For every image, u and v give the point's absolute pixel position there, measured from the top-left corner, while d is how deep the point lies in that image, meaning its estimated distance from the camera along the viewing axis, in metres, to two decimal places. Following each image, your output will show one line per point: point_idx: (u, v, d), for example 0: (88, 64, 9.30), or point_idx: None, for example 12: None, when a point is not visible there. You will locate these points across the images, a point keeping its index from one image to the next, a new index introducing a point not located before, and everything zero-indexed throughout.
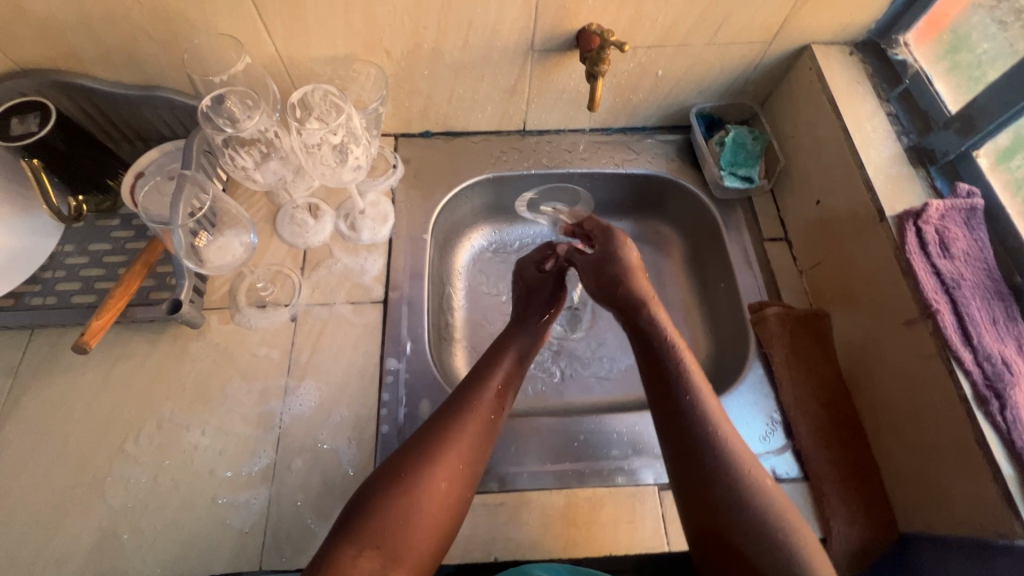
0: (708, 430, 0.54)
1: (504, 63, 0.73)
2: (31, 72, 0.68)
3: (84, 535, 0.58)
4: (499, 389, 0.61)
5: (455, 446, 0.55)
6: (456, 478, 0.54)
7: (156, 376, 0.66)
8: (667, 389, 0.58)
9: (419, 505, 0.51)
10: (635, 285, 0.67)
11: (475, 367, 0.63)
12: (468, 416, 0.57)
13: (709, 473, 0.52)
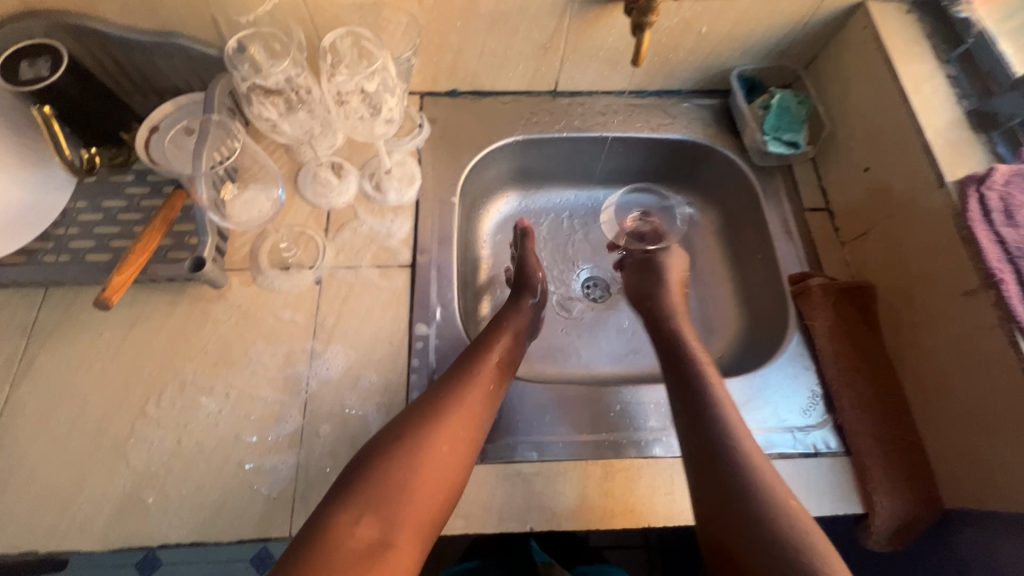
0: (715, 409, 0.57)
1: (541, 14, 0.69)
2: (40, 14, 0.63)
3: (107, 498, 0.56)
4: (499, 361, 0.62)
5: (453, 414, 0.55)
6: (458, 446, 0.54)
7: (177, 338, 0.63)
8: (676, 372, 0.62)
9: (419, 472, 0.51)
10: (669, 301, 0.71)
11: (476, 340, 0.64)
12: (466, 386, 0.58)
13: (715, 449, 0.54)
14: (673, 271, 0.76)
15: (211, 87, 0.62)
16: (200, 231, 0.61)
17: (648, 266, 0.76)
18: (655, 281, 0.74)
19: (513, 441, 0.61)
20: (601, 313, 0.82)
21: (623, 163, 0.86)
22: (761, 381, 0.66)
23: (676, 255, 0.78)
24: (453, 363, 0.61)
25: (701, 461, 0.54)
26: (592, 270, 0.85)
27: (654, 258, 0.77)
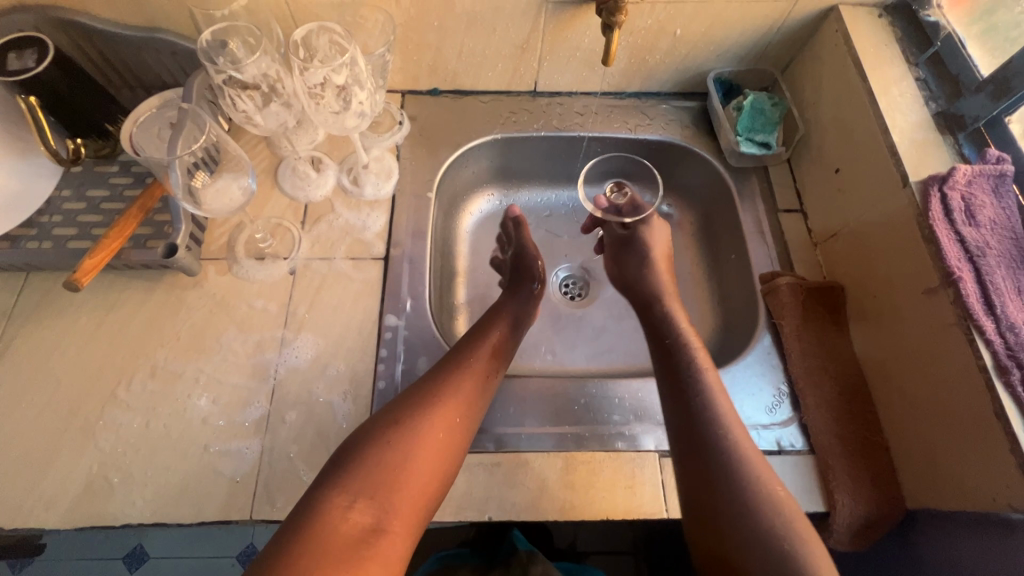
0: (709, 401, 0.56)
1: (517, 14, 0.70)
2: (29, 9, 0.66)
3: (74, 477, 0.57)
4: (494, 351, 0.63)
5: (448, 401, 0.56)
6: (451, 433, 0.55)
7: (152, 324, 0.65)
8: (666, 360, 0.62)
9: (412, 458, 0.51)
10: (658, 280, 0.72)
11: (470, 333, 0.65)
12: (458, 375, 0.58)
13: (710, 441, 0.54)
14: (659, 245, 0.76)
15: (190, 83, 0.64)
16: (175, 219, 0.63)
17: (631, 246, 0.77)
18: (639, 259, 0.75)
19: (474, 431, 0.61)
20: (577, 310, 0.82)
21: None
22: (729, 378, 0.66)
23: (656, 227, 0.78)
24: (449, 352, 0.62)
25: (695, 454, 0.54)
26: (571, 268, 0.86)
27: (635, 236, 0.77)
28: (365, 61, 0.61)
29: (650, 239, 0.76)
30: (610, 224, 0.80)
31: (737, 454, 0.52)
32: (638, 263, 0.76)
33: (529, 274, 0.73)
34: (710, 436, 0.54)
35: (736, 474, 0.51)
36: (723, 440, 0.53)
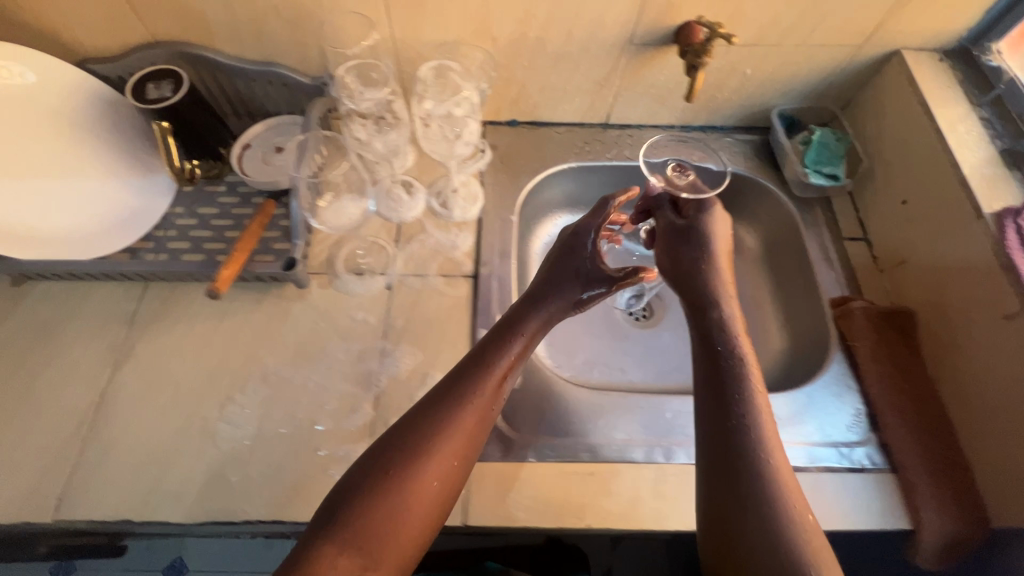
0: (749, 424, 0.52)
1: (601, 54, 0.76)
2: (165, 45, 0.73)
3: (196, 473, 0.60)
4: (510, 371, 0.54)
5: (450, 439, 0.49)
6: (456, 471, 0.49)
7: (263, 333, 0.69)
8: (713, 395, 0.54)
9: (409, 503, 0.46)
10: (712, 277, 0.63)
11: (481, 347, 0.56)
12: (465, 405, 0.51)
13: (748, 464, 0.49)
14: (719, 242, 0.67)
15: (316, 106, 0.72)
16: (296, 233, 0.69)
17: (690, 238, 0.67)
18: (698, 253, 0.65)
19: (567, 441, 0.64)
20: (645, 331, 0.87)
21: None
22: (807, 397, 0.69)
23: (718, 218, 0.68)
24: (456, 372, 0.54)
25: (727, 475, 0.50)
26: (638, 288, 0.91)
27: (693, 226, 0.67)
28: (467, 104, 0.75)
29: (711, 226, 0.67)
30: (664, 208, 0.71)
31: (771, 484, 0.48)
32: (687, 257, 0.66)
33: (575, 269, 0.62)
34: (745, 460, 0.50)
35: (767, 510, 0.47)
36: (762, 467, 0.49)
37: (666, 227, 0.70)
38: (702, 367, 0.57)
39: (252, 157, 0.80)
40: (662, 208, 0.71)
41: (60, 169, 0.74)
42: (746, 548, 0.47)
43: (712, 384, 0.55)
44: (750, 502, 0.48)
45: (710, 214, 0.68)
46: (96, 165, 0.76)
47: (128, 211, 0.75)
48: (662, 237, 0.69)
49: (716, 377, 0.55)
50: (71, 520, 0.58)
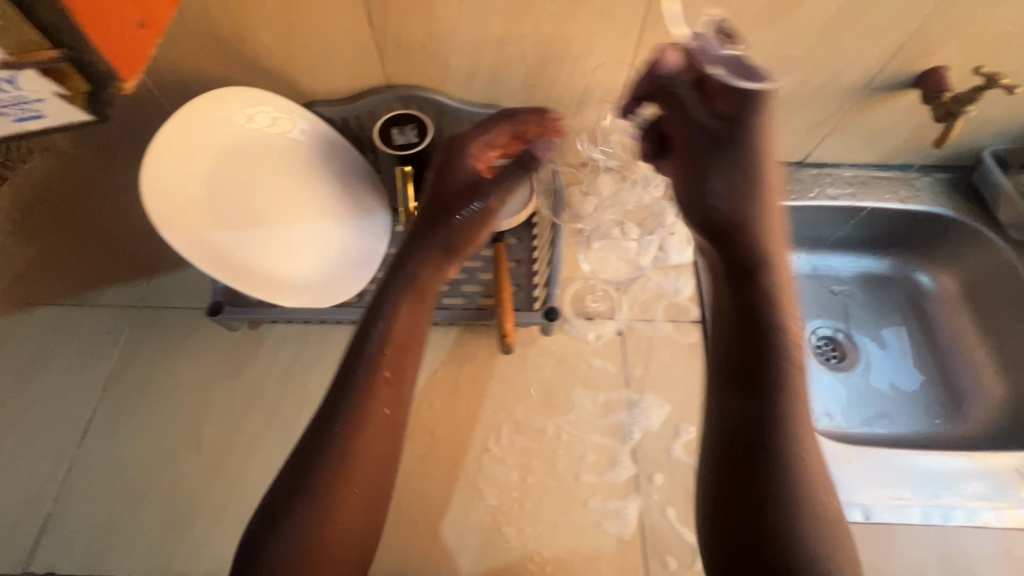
0: (762, 398, 0.45)
1: (831, 98, 0.75)
2: (396, 87, 0.73)
3: (472, 527, 0.60)
4: (389, 376, 0.52)
5: (362, 459, 0.49)
6: (373, 481, 0.50)
7: (505, 380, 0.69)
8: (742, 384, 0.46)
9: (335, 523, 0.47)
10: (764, 224, 0.50)
11: (353, 346, 0.54)
12: (369, 419, 0.50)
13: (750, 458, 0.43)
14: (772, 150, 0.51)
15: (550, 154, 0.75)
16: (552, 279, 0.69)
17: (727, 155, 0.51)
18: (762, 180, 0.50)
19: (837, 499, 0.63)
20: (840, 373, 0.88)
21: (857, 232, 0.91)
22: None
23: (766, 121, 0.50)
24: (355, 373, 0.52)
25: (726, 465, 0.44)
26: (822, 331, 0.91)
27: (733, 125, 0.51)
28: None
29: (757, 133, 0.50)
30: (682, 92, 0.54)
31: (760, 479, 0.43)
32: (744, 177, 0.51)
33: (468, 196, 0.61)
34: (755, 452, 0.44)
35: (782, 510, 0.41)
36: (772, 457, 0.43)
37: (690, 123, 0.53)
38: (738, 326, 0.48)
39: None
40: (678, 93, 0.54)
41: (308, 215, 0.73)
42: (772, 548, 0.40)
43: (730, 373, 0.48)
44: (750, 498, 0.42)
45: (755, 108, 0.49)
46: (336, 211, 0.75)
47: (363, 256, 0.73)
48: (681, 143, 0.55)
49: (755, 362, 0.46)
50: None
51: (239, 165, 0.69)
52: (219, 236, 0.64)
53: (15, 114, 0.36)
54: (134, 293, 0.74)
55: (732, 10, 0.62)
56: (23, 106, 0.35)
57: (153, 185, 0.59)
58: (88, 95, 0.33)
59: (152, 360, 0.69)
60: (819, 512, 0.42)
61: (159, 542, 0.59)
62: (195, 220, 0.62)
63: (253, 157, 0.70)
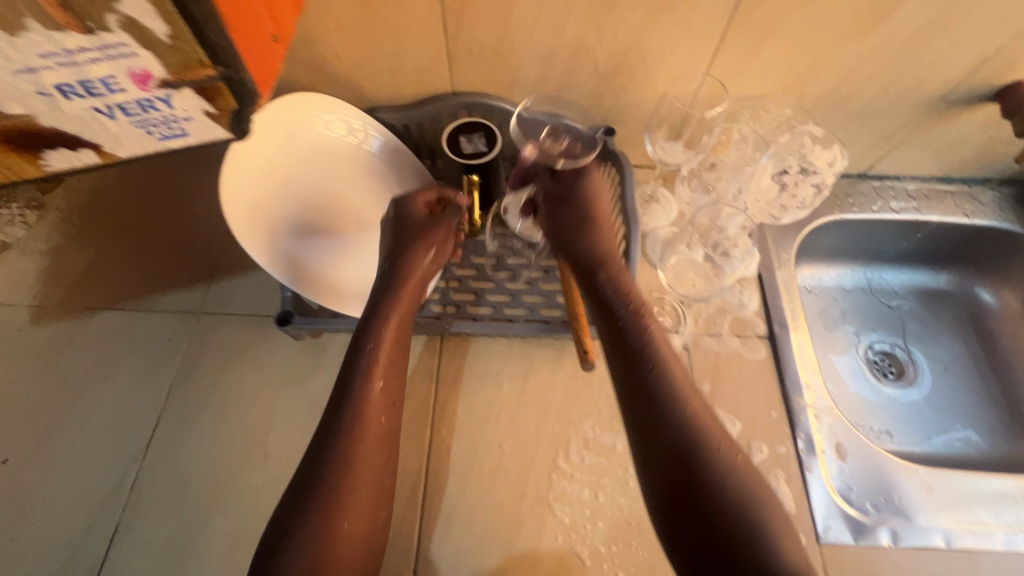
0: (659, 393, 0.53)
1: (904, 110, 0.73)
2: (462, 95, 0.72)
3: (545, 546, 0.59)
4: (382, 385, 0.55)
5: (358, 463, 0.50)
6: (377, 486, 0.51)
7: (572, 395, 0.68)
8: (634, 390, 0.54)
9: (343, 529, 0.48)
10: (603, 242, 0.65)
11: (345, 363, 0.56)
12: (360, 424, 0.52)
13: (660, 441, 0.50)
14: (599, 200, 0.68)
15: (621, 161, 0.72)
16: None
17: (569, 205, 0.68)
18: (581, 219, 0.67)
19: (917, 524, 0.61)
20: (893, 389, 0.85)
21: (918, 245, 0.89)
22: None
23: (596, 181, 0.69)
24: (343, 386, 0.54)
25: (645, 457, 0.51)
26: (878, 346, 0.88)
27: (572, 192, 0.68)
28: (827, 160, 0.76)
29: (587, 188, 0.68)
30: (540, 176, 0.71)
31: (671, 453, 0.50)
32: (585, 227, 0.66)
33: (424, 238, 0.65)
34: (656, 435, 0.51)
35: (698, 477, 0.48)
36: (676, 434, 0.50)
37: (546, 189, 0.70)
38: (617, 343, 0.57)
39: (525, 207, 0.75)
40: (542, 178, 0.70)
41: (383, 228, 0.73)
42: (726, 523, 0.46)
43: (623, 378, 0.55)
44: (691, 482, 0.48)
45: (589, 180, 0.69)
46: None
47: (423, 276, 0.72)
48: (543, 206, 0.70)
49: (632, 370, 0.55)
50: None
51: (324, 172, 0.68)
52: (293, 246, 0.64)
53: (160, 132, 0.36)
54: (191, 299, 0.73)
55: (817, 21, 0.61)
56: (172, 123, 0.35)
57: (234, 195, 0.57)
58: (233, 113, 0.35)
59: (216, 368, 0.68)
60: (742, 485, 0.48)
61: (232, 551, 0.59)
62: (271, 230, 0.62)
63: (339, 166, 0.69)
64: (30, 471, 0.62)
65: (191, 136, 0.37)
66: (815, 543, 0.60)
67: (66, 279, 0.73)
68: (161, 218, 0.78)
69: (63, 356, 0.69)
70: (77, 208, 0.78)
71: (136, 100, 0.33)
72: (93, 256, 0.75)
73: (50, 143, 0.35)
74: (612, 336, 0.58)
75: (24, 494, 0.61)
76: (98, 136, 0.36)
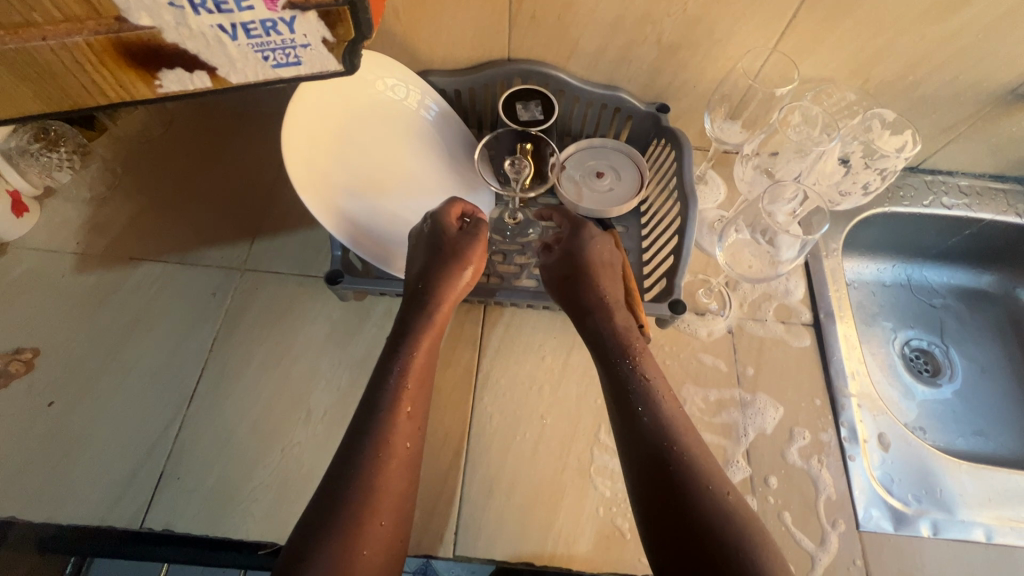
0: (662, 438, 0.51)
1: (969, 102, 0.72)
2: (518, 62, 0.71)
3: (586, 517, 0.59)
4: (410, 411, 0.53)
5: (380, 488, 0.49)
6: (398, 515, 0.49)
7: None
8: (632, 433, 0.52)
9: (361, 557, 0.46)
10: (599, 288, 0.62)
11: (374, 380, 0.55)
12: (382, 448, 0.50)
13: (677, 482, 0.48)
14: (601, 255, 0.65)
15: (679, 138, 0.70)
16: (678, 270, 0.65)
17: (564, 258, 0.65)
18: (580, 271, 0.63)
19: (958, 517, 0.62)
20: (929, 388, 0.83)
21: (967, 243, 0.87)
22: None
23: (602, 240, 0.66)
24: (363, 414, 0.52)
25: (650, 498, 0.49)
26: (915, 342, 0.86)
27: (571, 250, 0.65)
28: (902, 147, 0.69)
29: (588, 242, 0.65)
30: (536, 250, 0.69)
31: (694, 499, 0.47)
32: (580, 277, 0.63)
33: (459, 259, 0.61)
34: (673, 476, 0.49)
35: (714, 525, 0.45)
36: (687, 478, 0.48)
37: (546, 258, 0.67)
38: (615, 389, 0.56)
39: (572, 181, 0.74)
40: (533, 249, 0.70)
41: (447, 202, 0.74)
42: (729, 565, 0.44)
43: (622, 421, 0.54)
44: (696, 526, 0.46)
45: (586, 235, 0.66)
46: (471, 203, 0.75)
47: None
48: (541, 262, 0.67)
49: (631, 414, 0.54)
50: (469, 557, 0.57)
51: (394, 147, 0.72)
52: (354, 202, 0.66)
53: (274, 59, 0.37)
54: (234, 255, 0.72)
55: (898, 0, 0.59)
56: (288, 49, 0.37)
57: (293, 145, 0.61)
58: (349, 44, 0.37)
59: (260, 325, 0.68)
60: (750, 530, 0.46)
61: (274, 506, 0.58)
62: (335, 184, 0.66)
63: (400, 137, 0.72)
64: (74, 417, 0.62)
65: (303, 65, 0.38)
66: (856, 530, 0.60)
67: (109, 228, 0.73)
68: (207, 175, 0.78)
69: (107, 305, 0.68)
70: (122, 159, 0.77)
71: (260, 21, 0.34)
72: (137, 207, 0.75)
73: (168, 62, 0.36)
74: (625, 379, 0.56)
75: (65, 439, 0.61)
76: (213, 60, 0.36)
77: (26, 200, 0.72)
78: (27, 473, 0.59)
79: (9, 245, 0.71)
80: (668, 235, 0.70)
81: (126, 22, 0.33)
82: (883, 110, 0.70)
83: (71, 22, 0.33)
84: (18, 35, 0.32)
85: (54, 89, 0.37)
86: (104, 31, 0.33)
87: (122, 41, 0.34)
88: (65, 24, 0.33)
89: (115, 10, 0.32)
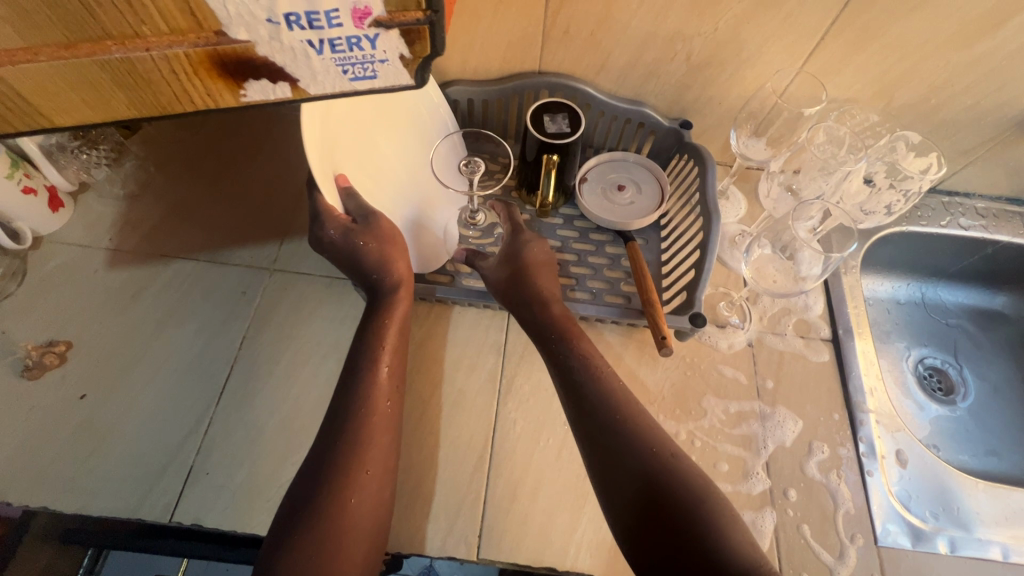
0: (613, 425, 0.53)
1: (989, 126, 0.73)
2: (547, 75, 0.72)
3: (608, 523, 0.60)
4: (388, 371, 0.57)
5: (366, 436, 0.52)
6: (384, 465, 0.52)
7: (635, 379, 0.68)
8: (588, 427, 0.54)
9: (351, 499, 0.48)
10: (538, 281, 0.64)
11: (352, 352, 0.58)
12: (365, 402, 0.53)
13: (636, 467, 0.50)
14: (537, 252, 0.67)
15: (702, 155, 0.71)
16: (699, 285, 0.66)
17: (507, 257, 0.67)
18: (520, 267, 0.65)
19: (975, 535, 0.63)
20: (943, 406, 0.83)
21: (984, 264, 0.88)
22: None
23: (535, 238, 0.68)
24: (345, 379, 0.56)
25: (613, 486, 0.50)
26: (929, 360, 0.87)
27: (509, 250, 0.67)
28: (928, 168, 0.71)
29: (525, 240, 0.67)
30: (478, 262, 0.68)
31: (654, 480, 0.49)
32: (527, 278, 0.64)
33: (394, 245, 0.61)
34: (640, 473, 0.49)
35: (674, 503, 0.47)
36: (642, 462, 0.50)
37: (495, 269, 0.67)
38: (565, 382, 0.57)
39: (595, 192, 0.75)
40: (477, 261, 0.68)
41: (432, 202, 0.75)
42: (693, 538, 0.45)
43: (577, 414, 0.55)
44: (658, 506, 0.47)
45: (523, 238, 0.68)
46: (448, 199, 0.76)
47: (446, 234, 0.73)
48: (483, 267, 0.67)
49: (583, 408, 0.55)
50: (492, 560, 0.58)
51: (394, 131, 0.70)
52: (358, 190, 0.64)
53: (353, 73, 0.39)
54: (263, 255, 0.74)
55: (925, 26, 0.61)
56: (367, 64, 0.38)
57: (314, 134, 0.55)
58: (424, 60, 0.39)
59: (288, 325, 0.69)
60: (709, 500, 0.48)
61: None
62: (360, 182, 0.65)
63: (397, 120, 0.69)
64: (105, 410, 0.63)
65: (378, 79, 0.40)
66: (874, 545, 0.60)
67: (142, 225, 0.74)
68: (234, 175, 0.79)
69: (139, 300, 0.70)
70: (154, 158, 0.79)
71: (346, 37, 0.36)
72: (169, 206, 0.76)
73: (255, 74, 0.38)
74: (574, 369, 0.57)
75: (97, 430, 0.62)
76: (277, 69, 0.38)
77: (63, 195, 0.73)
78: (59, 464, 0.60)
79: (44, 239, 0.72)
80: (688, 249, 0.71)
81: (225, 36, 0.35)
82: (907, 132, 0.73)
83: (175, 34, 0.34)
84: (125, 44, 0.34)
85: (149, 96, 0.38)
86: (203, 43, 0.35)
87: (218, 53, 0.36)
88: (170, 36, 0.34)
89: (217, 24, 0.34)
